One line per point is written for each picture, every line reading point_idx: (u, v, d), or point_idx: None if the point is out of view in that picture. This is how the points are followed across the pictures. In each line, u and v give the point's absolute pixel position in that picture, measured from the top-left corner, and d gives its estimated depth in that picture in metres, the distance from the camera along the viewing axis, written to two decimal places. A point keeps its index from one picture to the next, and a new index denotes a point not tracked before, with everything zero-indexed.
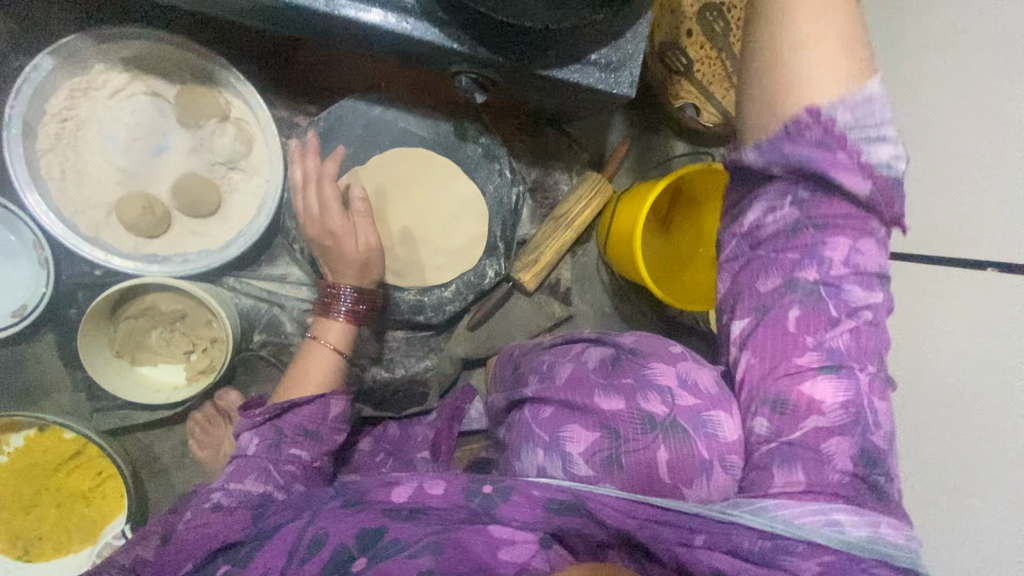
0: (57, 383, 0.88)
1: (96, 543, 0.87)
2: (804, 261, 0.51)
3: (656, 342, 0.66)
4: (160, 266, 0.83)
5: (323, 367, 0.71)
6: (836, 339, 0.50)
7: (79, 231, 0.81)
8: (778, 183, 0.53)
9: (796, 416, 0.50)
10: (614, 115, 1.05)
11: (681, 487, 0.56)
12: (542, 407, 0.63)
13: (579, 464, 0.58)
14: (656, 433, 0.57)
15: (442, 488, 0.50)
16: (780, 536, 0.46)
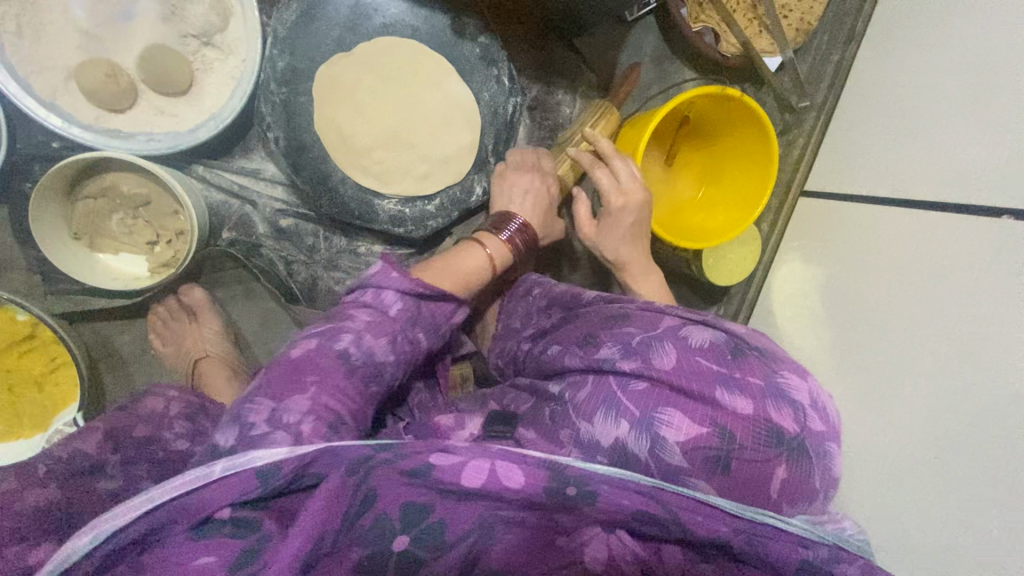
0: (11, 261, 0.83)
1: (47, 430, 0.84)
2: (797, 374, 0.55)
3: (776, 343, 0.59)
4: (121, 142, 0.76)
5: (468, 271, 0.69)
6: (831, 415, 0.55)
7: (34, 92, 0.74)
8: (767, 355, 0.57)
9: (834, 466, 0.53)
10: (626, 36, 0.98)
11: (784, 506, 0.50)
12: (635, 379, 0.55)
13: (673, 453, 0.50)
14: (781, 450, 0.51)
15: (523, 474, 0.47)
16: (833, 546, 0.47)
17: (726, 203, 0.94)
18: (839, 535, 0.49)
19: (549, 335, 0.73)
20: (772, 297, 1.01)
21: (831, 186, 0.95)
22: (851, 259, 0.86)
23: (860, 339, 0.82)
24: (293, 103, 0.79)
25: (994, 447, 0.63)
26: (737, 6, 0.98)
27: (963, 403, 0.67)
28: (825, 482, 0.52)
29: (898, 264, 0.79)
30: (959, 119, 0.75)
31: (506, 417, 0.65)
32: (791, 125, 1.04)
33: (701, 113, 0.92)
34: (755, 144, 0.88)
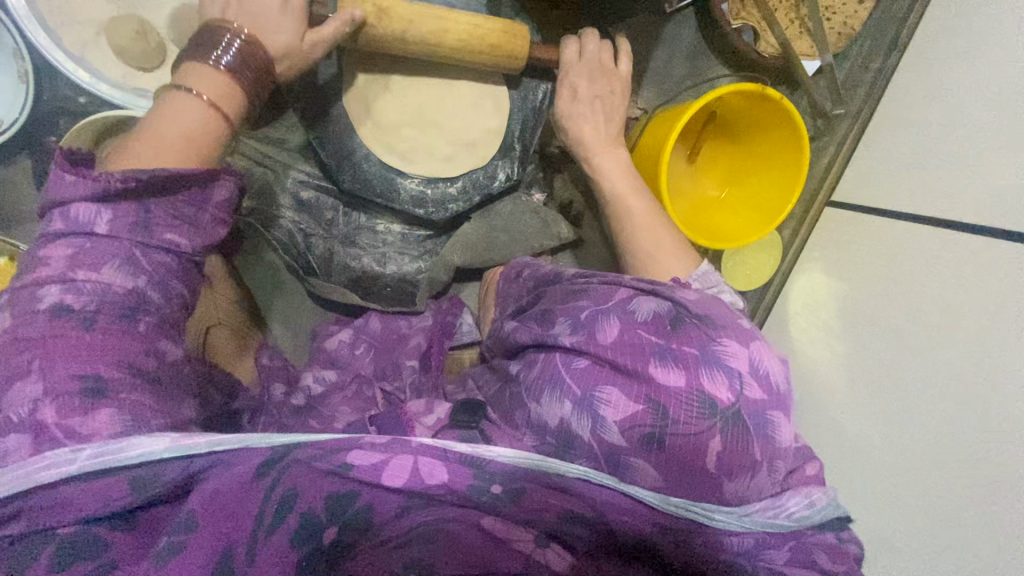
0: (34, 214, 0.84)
1: None
2: (735, 340, 0.57)
3: (726, 310, 0.60)
4: (149, 103, 0.76)
5: (200, 139, 0.57)
6: (773, 377, 0.57)
7: (63, 44, 0.73)
8: (716, 326, 0.58)
9: (778, 439, 0.55)
10: (662, 28, 0.96)
11: (722, 479, 0.53)
12: (578, 357, 0.58)
13: (611, 431, 0.54)
14: (714, 420, 0.53)
15: (448, 472, 0.50)
16: (762, 533, 0.52)
17: (746, 205, 0.92)
18: (767, 519, 0.53)
19: (520, 306, 0.76)
20: (787, 308, 1.00)
21: (859, 198, 0.93)
22: (869, 277, 0.85)
23: (869, 355, 0.82)
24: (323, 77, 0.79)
25: (962, 466, 0.67)
26: (778, 6, 0.96)
27: (948, 427, 0.70)
28: (767, 452, 0.54)
29: (911, 283, 0.79)
30: (988, 139, 0.74)
31: (474, 406, 0.64)
32: (823, 131, 1.03)
33: (728, 109, 0.89)
34: (781, 142, 0.86)
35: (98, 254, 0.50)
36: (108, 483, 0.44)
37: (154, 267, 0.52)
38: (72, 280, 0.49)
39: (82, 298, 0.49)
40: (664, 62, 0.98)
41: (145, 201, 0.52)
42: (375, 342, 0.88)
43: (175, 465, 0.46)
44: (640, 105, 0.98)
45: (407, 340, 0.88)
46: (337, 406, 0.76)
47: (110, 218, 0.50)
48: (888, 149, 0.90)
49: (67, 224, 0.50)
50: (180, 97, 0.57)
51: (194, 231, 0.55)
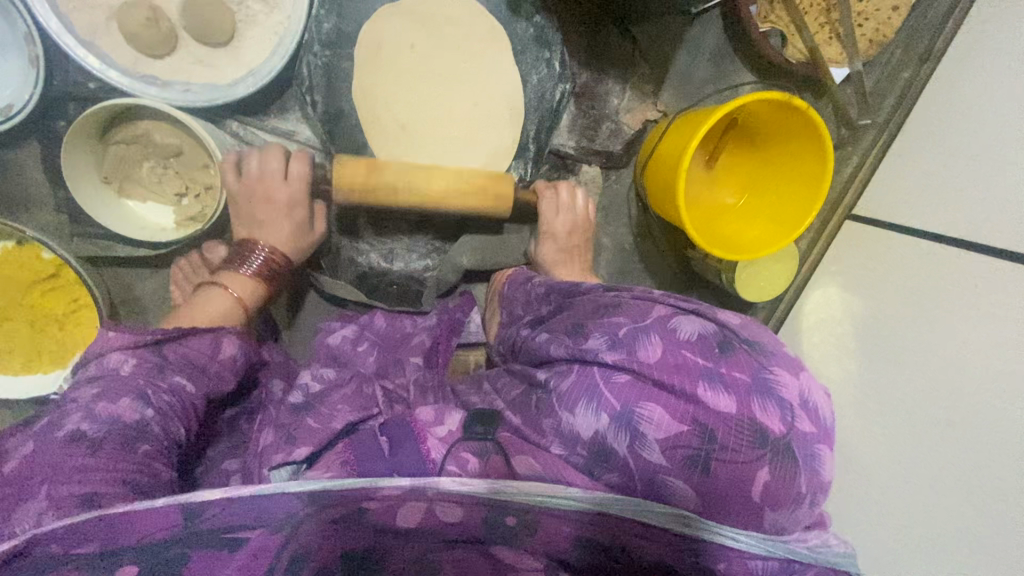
0: (41, 199, 0.83)
1: (66, 367, 0.85)
2: (787, 366, 0.51)
3: (776, 336, 0.54)
4: (158, 91, 0.74)
5: (224, 312, 0.69)
6: (824, 411, 0.51)
7: (74, 29, 0.72)
8: (768, 351, 0.52)
9: (824, 481, 0.49)
10: (686, 29, 0.93)
11: (765, 509, 0.48)
12: (618, 371, 0.52)
13: (653, 450, 0.48)
14: (764, 451, 0.47)
15: (458, 513, 0.49)
16: (789, 560, 0.48)
17: (774, 216, 0.88)
18: (793, 548, 0.48)
19: (542, 313, 0.70)
20: (800, 321, 0.97)
21: (883, 214, 0.89)
22: (913, 303, 0.79)
23: (907, 391, 0.77)
24: (336, 68, 0.77)
25: (982, 497, 0.67)
26: (809, 9, 0.91)
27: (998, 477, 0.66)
28: (812, 488, 0.48)
29: (960, 320, 0.73)
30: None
31: (490, 418, 0.57)
32: (847, 140, 0.98)
33: (751, 114, 0.86)
34: (821, 148, 0.80)
35: (117, 391, 0.55)
36: (163, 511, 0.44)
37: (163, 405, 0.57)
38: (94, 410, 0.53)
39: (96, 424, 0.53)
40: (687, 65, 0.95)
41: (161, 347, 0.61)
42: (379, 341, 0.83)
43: (216, 502, 0.45)
44: (660, 107, 0.95)
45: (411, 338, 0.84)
46: (335, 404, 0.67)
47: (134, 362, 0.58)
48: (928, 156, 0.85)
49: (99, 368, 0.57)
50: (211, 287, 0.71)
51: (205, 379, 0.62)
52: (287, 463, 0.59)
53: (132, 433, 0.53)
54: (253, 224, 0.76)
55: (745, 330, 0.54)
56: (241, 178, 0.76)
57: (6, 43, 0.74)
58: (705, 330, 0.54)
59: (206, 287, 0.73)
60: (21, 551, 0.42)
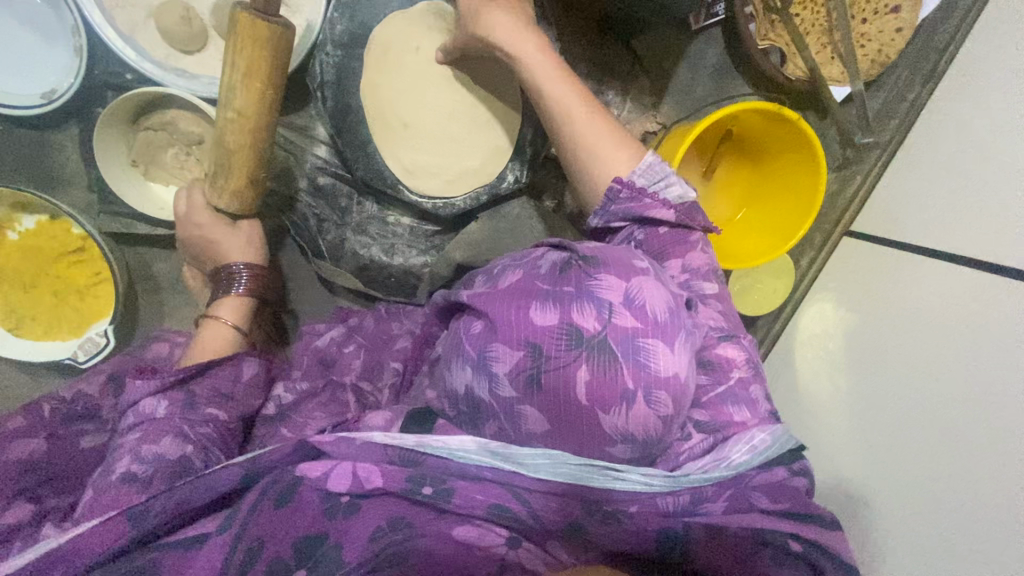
0: (77, 178, 0.91)
1: (80, 337, 0.91)
2: (610, 271, 0.52)
3: (617, 247, 0.55)
4: (185, 82, 0.81)
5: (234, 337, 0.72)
6: (648, 301, 0.51)
7: (115, 25, 0.79)
8: (592, 257, 0.54)
9: (663, 378, 0.50)
10: (687, 45, 0.97)
11: (597, 411, 0.50)
12: (475, 322, 0.55)
13: (503, 384, 0.51)
14: (581, 351, 0.50)
15: (382, 477, 0.49)
16: (697, 487, 0.50)
17: (760, 218, 0.91)
18: (708, 471, 0.51)
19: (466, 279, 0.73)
20: (795, 335, 0.96)
21: (880, 231, 0.89)
22: (879, 301, 0.83)
23: (877, 386, 0.79)
24: (347, 67, 0.83)
25: (955, 477, 0.68)
26: (809, 29, 0.93)
27: (952, 452, 0.69)
28: (644, 386, 0.49)
29: (922, 308, 0.77)
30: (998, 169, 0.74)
31: (427, 415, 0.59)
32: (852, 160, 0.98)
33: (747, 128, 0.87)
34: (777, 134, 0.84)
35: (159, 432, 0.58)
36: (115, 521, 0.47)
37: (200, 436, 0.59)
38: (141, 451, 0.56)
39: (146, 466, 0.55)
40: (687, 79, 0.98)
41: (188, 384, 0.63)
42: (365, 342, 0.86)
43: (160, 499, 0.48)
44: (659, 119, 0.98)
45: (395, 341, 0.84)
46: (310, 412, 0.71)
47: (166, 403, 0.60)
48: (934, 172, 0.83)
49: (135, 416, 0.60)
50: (209, 320, 0.72)
51: (232, 402, 0.65)
52: None
53: (177, 470, 0.55)
54: (216, 251, 0.75)
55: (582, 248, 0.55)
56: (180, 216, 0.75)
57: (58, 35, 0.83)
58: (549, 259, 0.56)
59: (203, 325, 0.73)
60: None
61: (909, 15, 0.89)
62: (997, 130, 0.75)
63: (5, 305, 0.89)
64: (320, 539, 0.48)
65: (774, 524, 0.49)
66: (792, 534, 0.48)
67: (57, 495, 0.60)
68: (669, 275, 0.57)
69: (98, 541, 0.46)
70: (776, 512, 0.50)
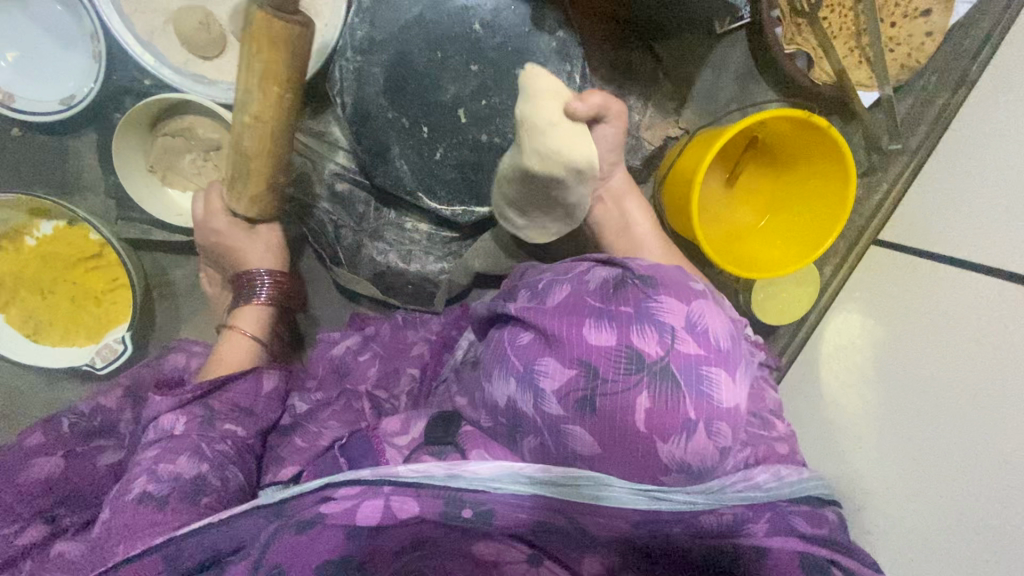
0: (93, 184, 0.90)
1: (97, 342, 0.90)
2: (673, 294, 0.51)
3: (673, 267, 0.54)
4: (204, 88, 0.81)
5: (248, 350, 0.73)
6: (714, 331, 0.50)
7: (135, 30, 0.79)
8: (654, 280, 0.52)
9: (722, 407, 0.48)
10: (711, 50, 0.95)
11: (654, 440, 0.48)
12: (524, 333, 0.54)
13: (551, 402, 0.50)
14: (641, 375, 0.48)
15: (419, 505, 0.47)
16: (740, 510, 0.49)
17: (784, 227, 0.89)
18: (745, 494, 0.49)
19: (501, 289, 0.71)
20: (818, 350, 0.92)
21: (912, 242, 0.85)
22: (895, 306, 0.83)
23: (894, 395, 0.78)
24: (366, 73, 0.81)
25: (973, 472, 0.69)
26: (838, 32, 0.90)
27: (965, 449, 0.70)
28: (707, 416, 0.48)
29: (927, 313, 0.78)
30: (998, 179, 0.77)
31: (452, 418, 0.58)
32: (878, 166, 0.95)
33: (772, 133, 0.85)
34: (807, 145, 0.82)
35: (176, 450, 0.58)
36: (146, 561, 0.47)
37: (216, 455, 0.59)
38: (157, 471, 0.57)
39: (161, 484, 0.56)
40: (710, 84, 0.96)
41: (207, 400, 0.64)
42: (381, 351, 0.84)
43: (192, 540, 0.48)
44: (681, 124, 0.97)
45: (411, 349, 0.84)
46: (324, 420, 0.66)
47: (185, 420, 0.61)
48: (966, 180, 0.81)
49: (154, 433, 0.61)
50: (229, 331, 0.74)
51: (251, 417, 0.65)
52: (276, 481, 0.60)
53: (189, 491, 0.56)
54: (234, 255, 0.75)
55: (640, 267, 0.54)
56: (200, 221, 0.73)
57: (76, 41, 0.82)
58: (604, 278, 0.54)
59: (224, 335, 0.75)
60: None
61: (940, 18, 0.87)
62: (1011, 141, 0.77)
63: (23, 311, 0.89)
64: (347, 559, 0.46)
65: (810, 549, 0.48)
66: (827, 559, 0.48)
67: (76, 512, 0.61)
68: (723, 303, 0.56)
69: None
70: (814, 536, 0.49)
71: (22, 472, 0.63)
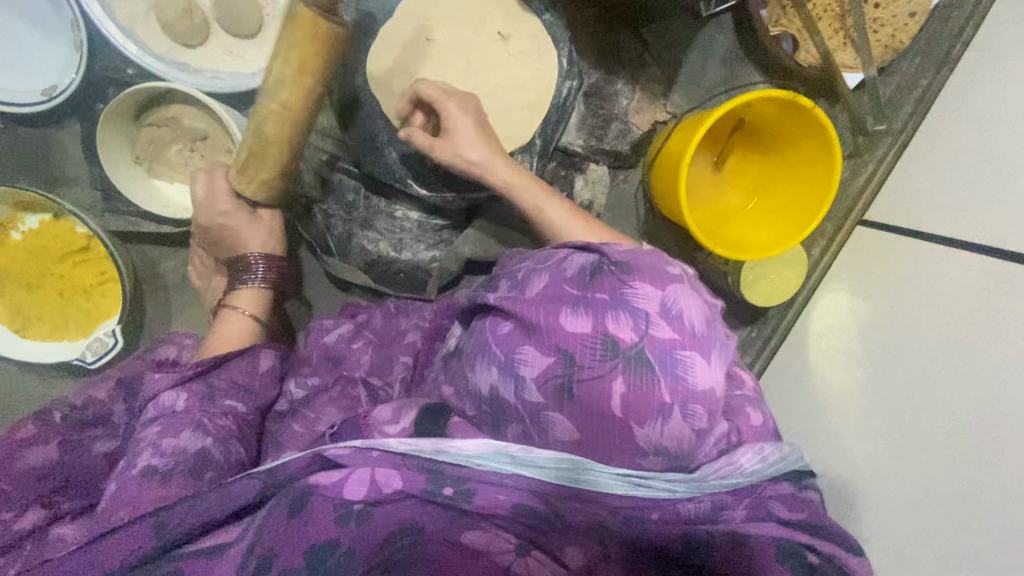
0: (79, 176, 0.89)
1: (88, 336, 0.90)
2: (648, 282, 0.51)
3: (650, 253, 0.54)
4: (189, 77, 0.80)
5: (246, 331, 0.74)
6: (688, 317, 0.51)
7: (116, 18, 0.78)
8: (630, 267, 0.52)
9: (696, 391, 0.50)
10: (698, 33, 0.95)
11: (630, 423, 0.49)
12: (503, 322, 0.55)
13: (531, 390, 0.51)
14: (617, 361, 0.49)
15: (402, 480, 0.48)
16: (719, 496, 0.49)
17: (771, 209, 0.90)
18: (723, 480, 0.50)
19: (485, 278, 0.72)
20: (806, 330, 0.95)
21: (895, 220, 0.88)
22: (882, 285, 0.84)
23: (881, 372, 0.80)
24: (352, 60, 0.80)
25: (960, 447, 0.70)
26: (822, 14, 0.91)
27: (952, 425, 0.71)
28: (682, 400, 0.49)
29: (914, 293, 0.80)
30: (979, 158, 0.78)
31: (440, 410, 0.58)
32: (863, 147, 0.96)
33: (759, 116, 0.86)
34: (793, 128, 0.83)
35: (177, 425, 0.58)
36: (133, 532, 0.46)
37: (217, 428, 0.60)
38: (161, 446, 0.56)
39: (158, 461, 0.55)
40: (697, 68, 0.97)
41: (207, 376, 0.64)
42: (374, 338, 0.85)
43: (185, 506, 0.47)
44: (669, 109, 0.97)
45: (404, 337, 0.84)
46: (322, 407, 0.71)
47: (185, 398, 0.61)
48: (949, 159, 0.82)
49: (154, 409, 0.61)
50: (228, 312, 0.75)
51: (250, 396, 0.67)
52: None
53: (194, 464, 0.56)
54: (232, 237, 0.76)
55: (617, 253, 0.54)
56: (199, 202, 0.74)
57: (56, 30, 0.81)
58: (581, 265, 0.54)
59: (220, 316, 0.75)
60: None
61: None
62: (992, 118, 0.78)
63: (11, 306, 0.88)
64: (329, 548, 0.45)
65: (788, 533, 0.49)
66: (805, 544, 0.48)
67: (73, 498, 0.59)
68: (701, 283, 0.56)
69: (111, 556, 0.45)
70: (792, 522, 0.50)
71: (17, 459, 0.63)
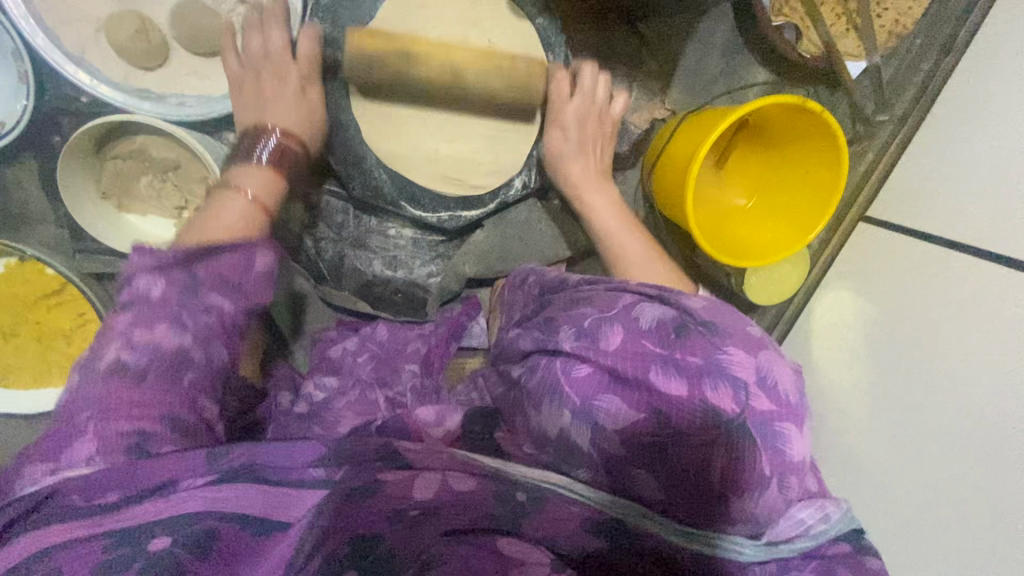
0: (42, 215, 0.83)
1: None
2: (744, 348, 0.51)
3: (736, 317, 0.54)
4: (153, 105, 0.73)
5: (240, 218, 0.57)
6: (784, 384, 0.51)
7: (62, 45, 0.70)
8: (727, 330, 0.53)
9: (791, 461, 0.49)
10: (696, 24, 0.90)
11: (730, 495, 0.48)
12: (582, 364, 0.52)
13: (611, 438, 0.50)
14: (718, 432, 0.48)
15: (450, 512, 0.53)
16: (788, 558, 0.49)
17: (776, 204, 0.88)
18: (798, 540, 0.49)
19: (529, 303, 0.71)
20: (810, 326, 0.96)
21: (901, 220, 0.87)
22: (893, 277, 0.84)
23: (890, 375, 0.80)
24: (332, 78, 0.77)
25: (972, 461, 0.69)
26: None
27: (963, 442, 0.70)
28: (780, 470, 0.49)
29: (929, 297, 0.78)
30: (989, 152, 0.75)
31: (490, 418, 0.58)
32: (863, 136, 0.95)
33: (761, 116, 0.83)
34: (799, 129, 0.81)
35: (151, 317, 0.46)
36: (190, 453, 0.42)
37: (200, 327, 0.47)
38: (132, 337, 0.45)
39: (137, 355, 0.45)
40: (697, 61, 0.92)
41: (192, 267, 0.49)
42: (379, 351, 0.85)
43: (240, 446, 0.44)
44: (669, 105, 0.94)
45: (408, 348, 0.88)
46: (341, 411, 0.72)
47: (163, 285, 0.47)
48: (955, 156, 0.80)
49: (128, 295, 0.47)
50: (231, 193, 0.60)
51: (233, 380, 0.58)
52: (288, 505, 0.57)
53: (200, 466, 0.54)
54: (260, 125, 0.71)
55: (705, 311, 0.54)
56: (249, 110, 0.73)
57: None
58: (664, 317, 0.54)
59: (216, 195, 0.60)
60: (48, 496, 0.40)
61: None
62: (997, 113, 0.75)
63: None
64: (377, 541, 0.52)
65: None
66: None
67: None
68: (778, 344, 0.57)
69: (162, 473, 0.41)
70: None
71: None
